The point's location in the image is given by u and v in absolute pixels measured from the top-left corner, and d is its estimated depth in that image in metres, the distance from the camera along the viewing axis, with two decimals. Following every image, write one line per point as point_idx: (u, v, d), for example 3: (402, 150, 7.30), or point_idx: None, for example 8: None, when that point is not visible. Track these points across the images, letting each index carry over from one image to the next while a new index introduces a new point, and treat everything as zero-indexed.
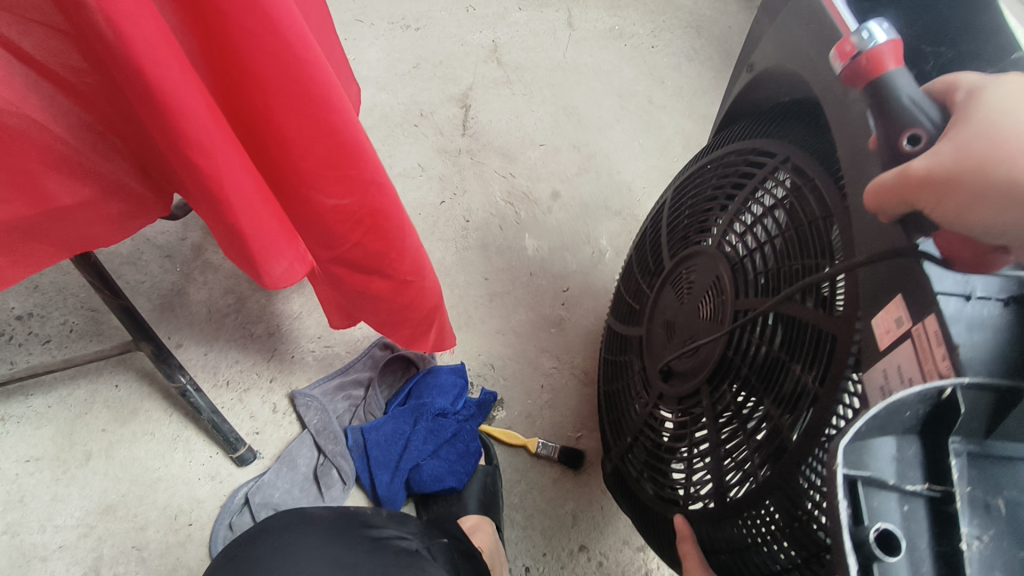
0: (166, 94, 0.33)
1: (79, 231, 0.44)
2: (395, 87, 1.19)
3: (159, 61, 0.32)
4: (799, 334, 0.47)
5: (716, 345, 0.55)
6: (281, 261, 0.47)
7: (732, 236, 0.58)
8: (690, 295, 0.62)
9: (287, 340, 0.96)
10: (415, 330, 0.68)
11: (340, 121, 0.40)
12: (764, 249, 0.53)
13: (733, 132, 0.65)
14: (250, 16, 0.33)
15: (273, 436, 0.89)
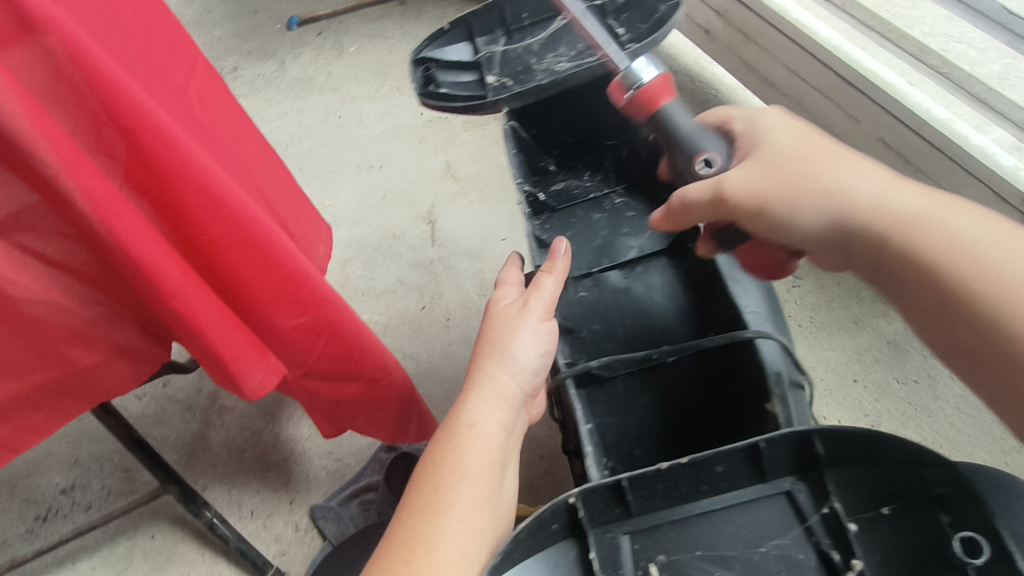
0: (149, 259, 0.43)
1: (104, 377, 0.54)
2: (368, 219, 1.35)
3: (142, 236, 0.42)
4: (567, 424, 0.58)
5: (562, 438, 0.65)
6: (254, 374, 0.53)
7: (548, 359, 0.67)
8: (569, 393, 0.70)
9: (301, 462, 1.03)
10: (395, 423, 0.76)
11: (283, 256, 0.52)
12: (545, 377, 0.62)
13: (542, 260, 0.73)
14: (199, 196, 0.45)
15: (299, 554, 0.95)
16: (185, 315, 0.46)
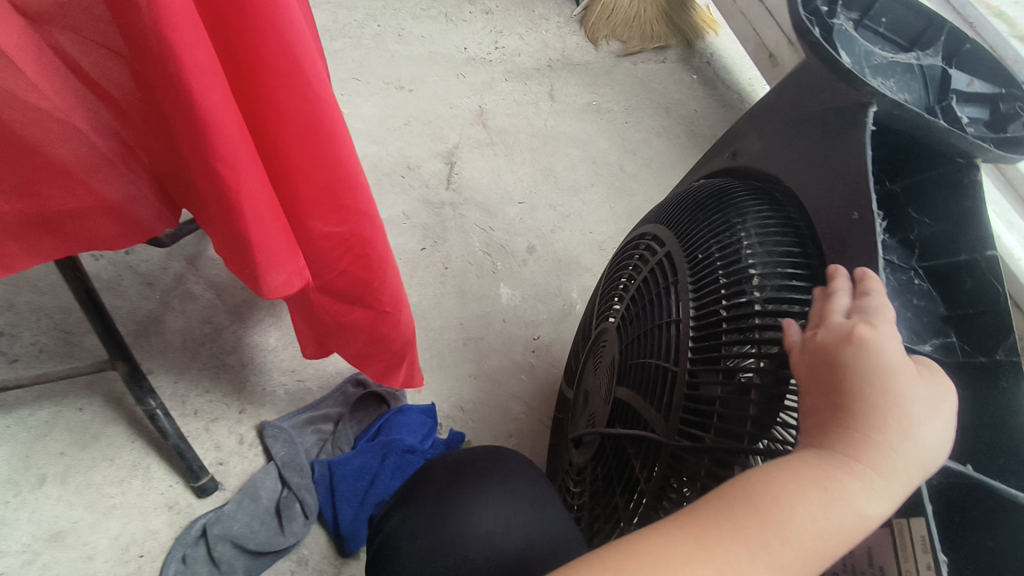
0: (207, 108, 0.37)
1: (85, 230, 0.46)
2: (385, 140, 1.26)
3: (209, 82, 0.37)
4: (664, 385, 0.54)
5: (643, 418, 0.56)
6: (279, 274, 0.49)
7: (642, 315, 0.62)
8: (603, 362, 0.70)
9: (259, 372, 0.97)
10: (388, 364, 0.72)
11: (343, 156, 0.45)
12: (656, 333, 0.58)
13: (686, 207, 0.64)
14: (277, 54, 0.38)
15: (237, 468, 0.89)
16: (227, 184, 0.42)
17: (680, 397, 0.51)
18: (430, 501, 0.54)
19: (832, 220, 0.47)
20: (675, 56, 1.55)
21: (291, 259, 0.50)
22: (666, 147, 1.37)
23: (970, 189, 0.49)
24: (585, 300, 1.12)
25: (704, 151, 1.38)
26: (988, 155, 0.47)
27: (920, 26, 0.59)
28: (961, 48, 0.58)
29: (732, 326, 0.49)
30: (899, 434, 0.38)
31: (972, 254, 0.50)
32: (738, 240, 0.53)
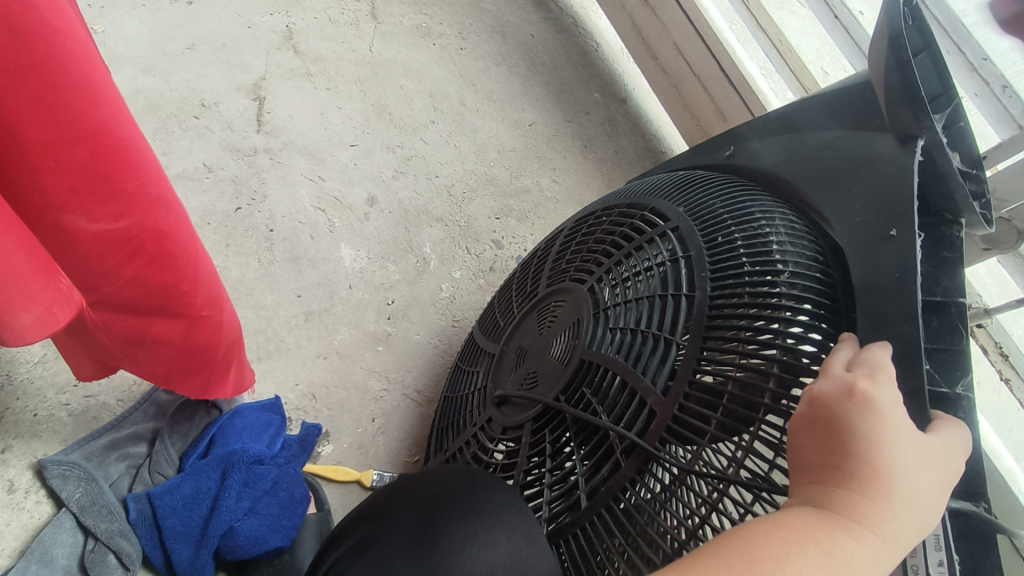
0: None
1: None
2: (164, 70, 0.99)
3: None
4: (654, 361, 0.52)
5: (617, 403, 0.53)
6: (31, 309, 0.34)
7: (622, 287, 0.59)
8: (550, 328, 0.64)
9: (24, 394, 0.73)
10: (212, 376, 0.56)
11: (110, 118, 0.33)
12: (652, 309, 0.55)
13: (698, 195, 0.63)
14: None
15: (12, 524, 0.67)
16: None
17: (689, 368, 0.50)
18: (408, 563, 0.47)
19: (864, 233, 0.51)
20: None
21: (47, 283, 0.35)
22: (507, 78, 1.27)
23: (952, 244, 0.51)
24: (439, 254, 1.02)
25: (545, 81, 1.30)
26: (973, 220, 0.51)
27: (938, 90, 0.54)
28: (955, 123, 0.55)
29: (753, 310, 0.49)
30: (885, 490, 0.39)
31: (946, 298, 0.49)
32: (767, 230, 0.55)
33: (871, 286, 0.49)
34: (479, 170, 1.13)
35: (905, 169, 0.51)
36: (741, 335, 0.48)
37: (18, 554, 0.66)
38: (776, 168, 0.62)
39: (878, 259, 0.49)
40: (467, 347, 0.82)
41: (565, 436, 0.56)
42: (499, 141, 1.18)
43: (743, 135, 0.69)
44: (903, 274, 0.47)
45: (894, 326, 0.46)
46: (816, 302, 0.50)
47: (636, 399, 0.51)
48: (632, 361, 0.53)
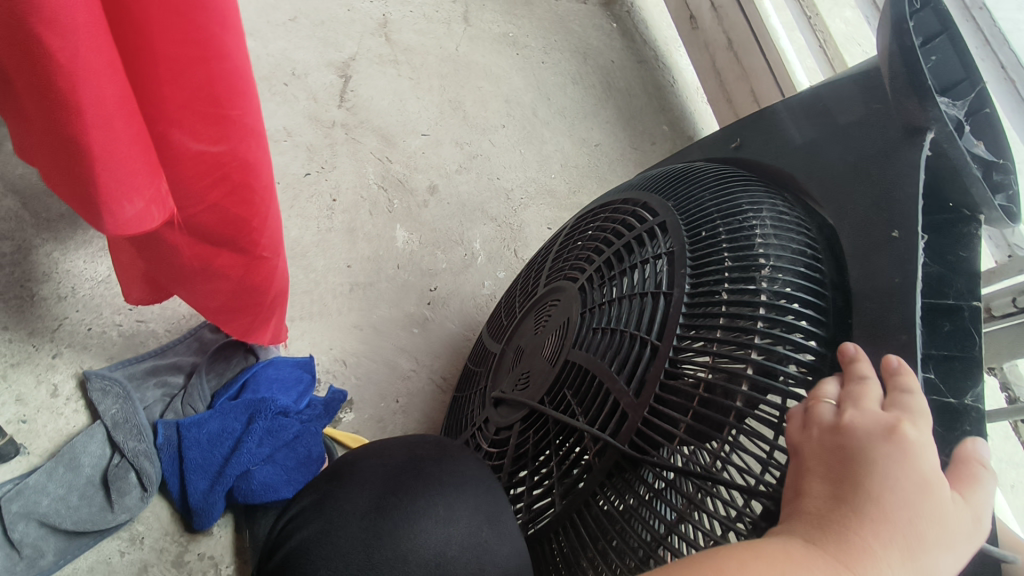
0: None
1: None
2: (265, 36, 1.04)
3: None
4: (629, 359, 0.52)
5: (597, 398, 0.52)
6: (132, 203, 0.35)
7: (611, 283, 0.60)
8: (544, 326, 0.65)
9: (82, 308, 0.77)
10: (257, 318, 0.59)
11: (230, 48, 0.35)
12: (633, 307, 0.55)
13: (691, 191, 0.63)
14: None
15: (48, 427, 0.70)
16: (57, 64, 0.28)
17: (659, 369, 0.49)
18: (359, 523, 0.48)
19: (867, 235, 0.49)
20: None
21: (151, 182, 0.37)
22: (581, 97, 1.29)
23: (969, 244, 0.50)
24: (487, 252, 1.04)
25: (617, 107, 1.32)
26: (993, 215, 0.49)
27: (958, 76, 0.56)
28: (980, 111, 0.56)
29: (728, 313, 0.48)
30: (906, 524, 0.35)
31: (959, 300, 0.48)
32: (752, 228, 0.53)
33: (868, 291, 0.46)
34: (539, 178, 1.16)
35: (910, 165, 0.49)
36: (712, 337, 0.48)
37: (48, 456, 0.69)
38: (781, 158, 0.61)
39: (876, 267, 0.47)
40: (479, 339, 0.84)
41: (545, 440, 0.56)
42: (564, 155, 1.21)
43: (755, 126, 0.67)
44: (903, 279, 0.45)
45: (890, 336, 0.44)
46: (805, 303, 0.48)
47: (609, 400, 0.51)
48: (613, 361, 0.53)
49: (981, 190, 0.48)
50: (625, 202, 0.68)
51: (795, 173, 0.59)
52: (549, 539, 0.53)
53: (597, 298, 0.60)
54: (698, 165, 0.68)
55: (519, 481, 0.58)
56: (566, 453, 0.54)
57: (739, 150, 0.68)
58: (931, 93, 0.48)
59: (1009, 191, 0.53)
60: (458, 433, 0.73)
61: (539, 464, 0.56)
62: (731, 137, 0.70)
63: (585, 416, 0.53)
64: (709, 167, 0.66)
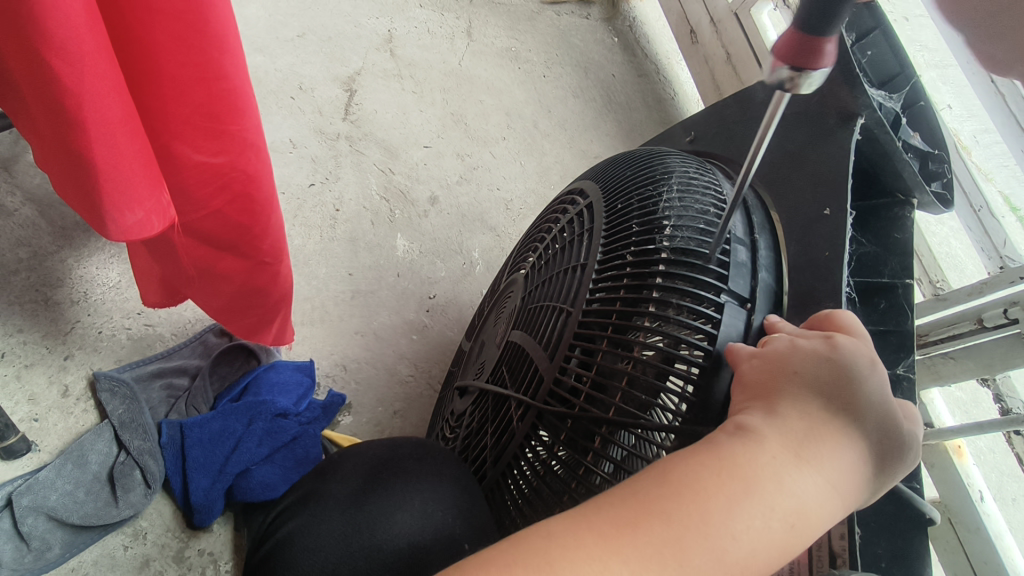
0: None
1: None
2: (274, 52, 1.08)
3: None
4: (551, 324, 0.54)
5: (530, 361, 0.54)
6: (135, 212, 0.38)
7: (550, 263, 0.63)
8: (502, 315, 0.69)
9: (93, 312, 0.80)
10: (259, 320, 0.63)
11: (230, 67, 0.38)
12: (561, 279, 0.58)
13: (620, 173, 0.66)
14: None
15: (58, 425, 0.73)
16: (62, 89, 0.30)
17: (569, 333, 0.50)
18: (342, 519, 0.49)
19: (803, 214, 0.53)
20: (599, 12, 1.48)
21: (153, 193, 0.39)
22: (581, 110, 1.32)
23: (903, 226, 0.54)
24: (486, 262, 1.06)
25: (618, 119, 1.35)
26: (924, 199, 0.54)
27: (893, 71, 0.63)
28: (915, 104, 0.63)
29: (630, 270, 0.50)
30: (874, 424, 0.39)
31: (893, 278, 0.54)
32: (658, 196, 0.55)
33: (803, 263, 0.50)
34: (538, 190, 1.18)
35: (844, 149, 0.53)
36: (618, 294, 0.49)
37: (58, 453, 0.72)
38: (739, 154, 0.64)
39: (814, 240, 0.51)
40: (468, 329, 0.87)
41: (489, 411, 0.58)
42: (564, 167, 1.23)
43: (709, 122, 0.71)
44: (832, 252, 0.49)
45: (820, 303, 0.48)
46: (706, 256, 0.49)
47: (533, 368, 0.53)
48: (538, 334, 0.55)
49: (912, 173, 0.53)
50: (570, 196, 0.72)
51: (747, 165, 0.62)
52: (499, 494, 0.54)
53: (541, 275, 0.63)
54: (640, 150, 0.71)
55: (471, 446, 0.60)
56: (503, 414, 0.55)
57: (698, 144, 0.72)
58: (858, 81, 0.52)
59: (944, 177, 0.58)
60: (436, 421, 0.75)
61: (486, 425, 0.58)
62: (689, 133, 0.74)
63: (517, 385, 0.55)
64: (647, 150, 0.69)
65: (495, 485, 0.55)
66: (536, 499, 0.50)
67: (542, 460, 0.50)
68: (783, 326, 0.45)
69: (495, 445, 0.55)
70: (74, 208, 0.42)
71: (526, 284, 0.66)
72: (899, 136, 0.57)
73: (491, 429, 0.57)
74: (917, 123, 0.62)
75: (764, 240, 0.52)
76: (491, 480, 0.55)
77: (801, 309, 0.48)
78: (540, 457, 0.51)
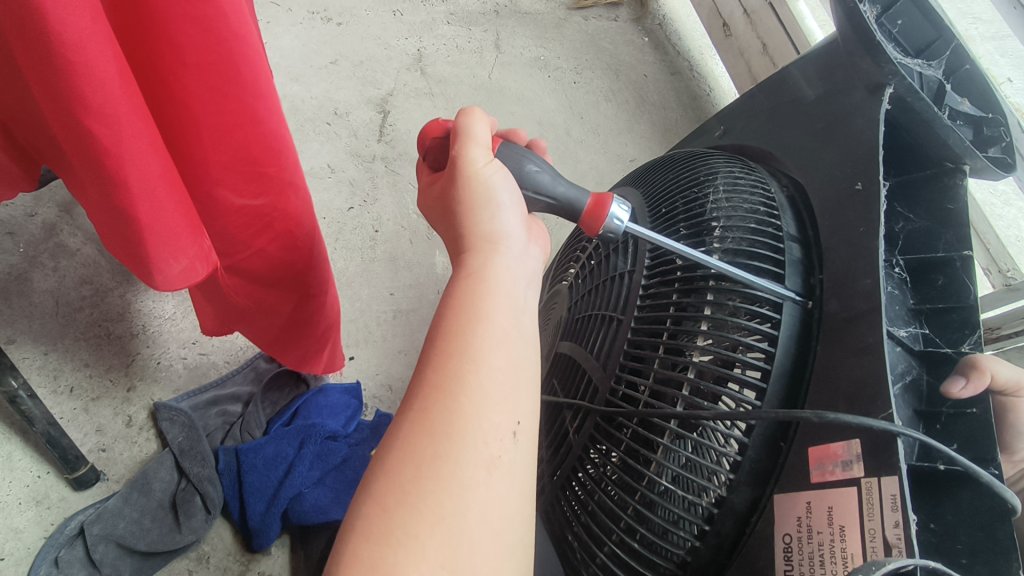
0: (83, 49, 0.28)
1: None
2: (309, 80, 1.11)
3: (96, 24, 0.28)
4: (602, 332, 0.52)
5: (585, 376, 0.51)
6: (173, 263, 0.41)
7: (593, 273, 0.61)
8: (550, 327, 0.67)
9: (152, 344, 0.83)
10: (309, 350, 0.65)
11: (263, 111, 0.39)
12: (607, 287, 0.55)
13: (659, 178, 0.64)
14: None
15: (124, 455, 0.77)
16: (105, 151, 0.32)
17: (621, 341, 0.48)
18: None
19: (833, 191, 0.47)
20: (628, 13, 1.46)
21: (193, 241, 0.42)
22: (615, 113, 1.30)
23: (956, 196, 0.48)
24: None
25: (652, 121, 1.32)
26: (978, 164, 0.47)
27: (932, 36, 0.57)
28: (961, 68, 0.56)
29: (682, 276, 0.48)
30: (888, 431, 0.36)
31: (948, 252, 0.47)
32: (703, 197, 0.53)
33: (837, 243, 0.44)
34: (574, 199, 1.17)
35: (872, 121, 0.47)
36: (671, 297, 0.47)
37: (124, 482, 0.76)
38: (761, 138, 0.60)
39: (844, 219, 0.45)
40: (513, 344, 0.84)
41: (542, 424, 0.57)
42: (599, 173, 1.21)
43: (737, 116, 0.67)
44: (868, 228, 0.42)
45: (856, 283, 0.41)
46: (760, 256, 0.47)
47: (586, 377, 0.51)
48: (589, 347, 0.53)
49: (959, 140, 0.47)
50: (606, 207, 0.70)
51: (776, 144, 0.57)
52: (558, 508, 0.50)
53: (585, 285, 0.61)
54: (669, 152, 0.69)
55: None
56: (558, 426, 0.53)
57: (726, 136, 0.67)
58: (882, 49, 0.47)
59: (1003, 142, 0.53)
60: None
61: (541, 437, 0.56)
62: (720, 126, 0.69)
63: (569, 394, 0.53)
64: (678, 153, 0.66)
65: (552, 506, 0.51)
66: (596, 517, 0.45)
67: (595, 477, 0.46)
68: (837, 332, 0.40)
69: (551, 457, 0.53)
70: (113, 253, 0.44)
71: (571, 296, 0.64)
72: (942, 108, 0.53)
73: (546, 443, 0.54)
74: (964, 88, 0.56)
75: (791, 221, 0.49)
76: (548, 497, 0.51)
77: (833, 288, 0.42)
78: (590, 477, 0.47)
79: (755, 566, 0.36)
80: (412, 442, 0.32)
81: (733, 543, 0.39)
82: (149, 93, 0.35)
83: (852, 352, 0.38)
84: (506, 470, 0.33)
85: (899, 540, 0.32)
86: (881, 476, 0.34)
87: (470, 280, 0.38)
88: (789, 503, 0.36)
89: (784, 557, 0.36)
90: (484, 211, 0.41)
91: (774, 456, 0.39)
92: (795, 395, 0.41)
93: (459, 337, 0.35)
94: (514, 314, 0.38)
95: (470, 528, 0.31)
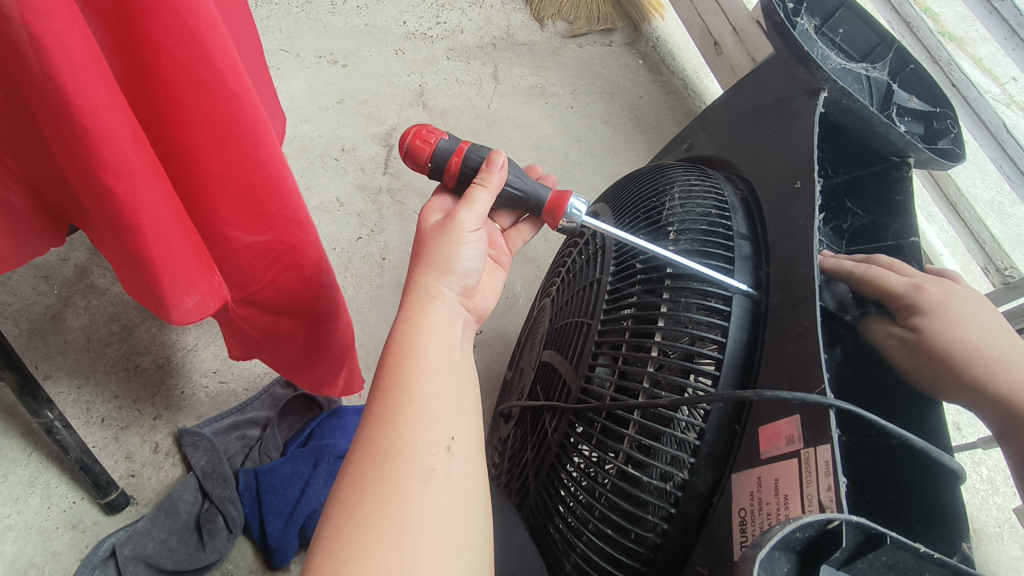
0: (97, 116, 0.33)
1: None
2: (317, 120, 1.17)
3: (110, 95, 0.34)
4: (578, 337, 0.57)
5: (562, 377, 0.56)
6: (187, 297, 0.46)
7: (572, 282, 0.66)
8: (535, 340, 0.72)
9: (178, 374, 0.89)
10: (326, 373, 0.69)
11: (265, 157, 0.43)
12: (584, 293, 0.61)
13: (626, 192, 0.69)
14: (184, 47, 0.35)
15: (151, 479, 0.82)
16: (120, 202, 0.37)
17: (591, 344, 0.53)
18: None
19: (780, 189, 0.52)
20: (621, 38, 1.50)
21: (203, 277, 0.47)
22: (611, 135, 1.34)
23: (902, 186, 0.58)
24: (529, 294, 1.09)
25: (648, 139, 1.36)
26: (920, 156, 0.57)
27: (875, 42, 0.67)
28: (906, 68, 0.66)
29: (643, 281, 0.53)
30: None
31: (897, 240, 0.57)
32: (663, 206, 0.59)
33: (782, 238, 0.49)
34: None
35: (811, 122, 0.53)
36: (635, 302, 0.52)
37: (152, 505, 0.80)
38: (716, 150, 0.65)
39: (788, 215, 0.50)
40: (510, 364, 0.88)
41: (529, 430, 0.61)
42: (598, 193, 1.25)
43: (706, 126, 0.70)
44: (805, 222, 0.47)
45: (797, 272, 0.46)
46: (713, 255, 0.52)
47: (563, 383, 0.56)
48: (568, 352, 0.58)
49: (899, 136, 0.56)
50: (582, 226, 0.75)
51: (732, 151, 0.62)
52: (544, 507, 0.54)
53: (565, 293, 0.66)
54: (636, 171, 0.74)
55: (515, 465, 0.62)
56: (540, 427, 0.58)
57: (692, 149, 0.72)
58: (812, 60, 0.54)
59: (950, 134, 0.61)
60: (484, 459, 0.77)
61: (526, 442, 0.61)
62: (687, 139, 0.75)
63: (550, 399, 0.58)
64: (640, 169, 0.72)
65: (537, 501, 0.55)
66: (578, 510, 0.49)
67: (575, 472, 0.51)
68: (789, 322, 0.44)
69: (535, 459, 0.57)
70: (131, 291, 0.49)
71: (553, 305, 0.69)
72: (884, 108, 0.63)
73: (531, 445, 0.59)
74: (912, 86, 0.65)
75: (740, 221, 0.54)
76: (534, 494, 0.56)
77: (779, 280, 0.47)
78: (568, 472, 0.52)
79: (717, 545, 0.41)
80: (371, 449, 0.36)
81: (699, 523, 0.43)
82: (161, 147, 0.41)
83: (793, 336, 0.43)
84: (442, 482, 0.36)
85: (832, 502, 0.36)
86: (817, 446, 0.38)
87: (410, 325, 0.43)
88: (744, 481, 0.41)
89: (740, 529, 0.40)
90: (445, 271, 0.47)
91: (728, 441, 0.45)
92: (748, 377, 0.46)
93: (400, 368, 0.40)
94: (451, 351, 0.43)
95: (412, 534, 0.34)
